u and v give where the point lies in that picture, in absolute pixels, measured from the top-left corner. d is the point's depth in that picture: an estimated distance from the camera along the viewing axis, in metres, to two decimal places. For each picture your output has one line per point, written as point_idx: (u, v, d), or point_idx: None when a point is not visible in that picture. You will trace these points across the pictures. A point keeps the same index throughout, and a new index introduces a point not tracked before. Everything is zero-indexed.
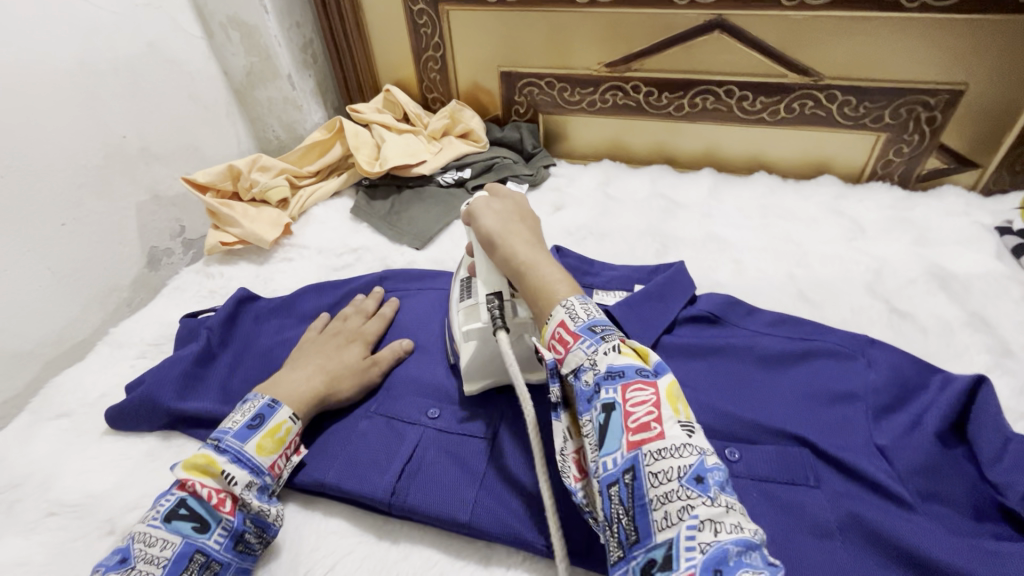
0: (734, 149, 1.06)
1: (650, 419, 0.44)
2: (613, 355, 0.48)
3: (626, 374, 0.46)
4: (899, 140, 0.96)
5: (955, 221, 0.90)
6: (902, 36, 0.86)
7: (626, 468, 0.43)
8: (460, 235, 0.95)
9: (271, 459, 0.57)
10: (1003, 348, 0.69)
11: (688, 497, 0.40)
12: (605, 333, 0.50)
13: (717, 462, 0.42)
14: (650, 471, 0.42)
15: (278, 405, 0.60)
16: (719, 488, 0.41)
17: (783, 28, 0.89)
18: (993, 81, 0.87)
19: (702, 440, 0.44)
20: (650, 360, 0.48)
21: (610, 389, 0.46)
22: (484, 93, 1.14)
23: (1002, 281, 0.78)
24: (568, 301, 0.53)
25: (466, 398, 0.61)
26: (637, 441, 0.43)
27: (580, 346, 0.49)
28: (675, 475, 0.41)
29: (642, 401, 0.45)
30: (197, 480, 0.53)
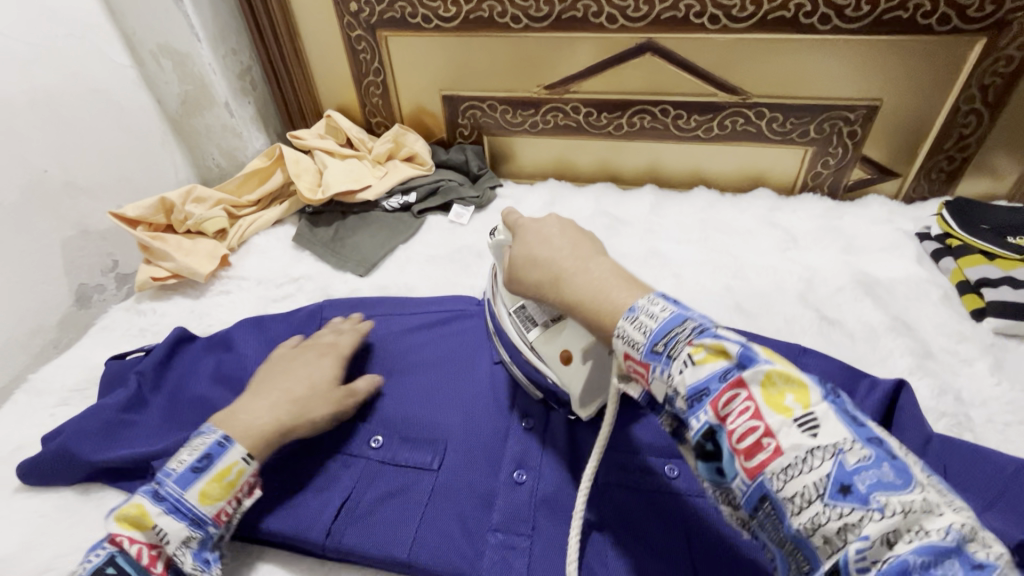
0: (674, 165, 1.09)
1: (760, 435, 0.37)
2: (691, 372, 0.40)
3: (711, 390, 0.39)
4: (825, 153, 1.01)
5: (879, 229, 0.94)
6: (818, 57, 0.90)
7: (759, 499, 0.37)
8: (405, 260, 0.95)
9: (217, 507, 0.54)
10: (924, 350, 0.72)
11: (840, 515, 0.33)
12: (671, 347, 0.41)
13: (861, 456, 0.34)
14: (785, 496, 0.35)
15: (230, 444, 0.56)
16: (878, 491, 0.33)
17: (709, 49, 0.92)
18: (905, 96, 0.92)
19: (835, 431, 0.36)
20: (730, 353, 0.39)
21: (700, 417, 0.39)
22: (428, 115, 1.14)
23: (923, 285, 0.82)
24: (619, 326, 0.45)
25: (588, 410, 0.55)
26: (757, 468, 0.36)
27: (655, 373, 0.42)
28: (815, 493, 0.34)
29: (741, 414, 0.38)
30: (127, 534, 0.50)
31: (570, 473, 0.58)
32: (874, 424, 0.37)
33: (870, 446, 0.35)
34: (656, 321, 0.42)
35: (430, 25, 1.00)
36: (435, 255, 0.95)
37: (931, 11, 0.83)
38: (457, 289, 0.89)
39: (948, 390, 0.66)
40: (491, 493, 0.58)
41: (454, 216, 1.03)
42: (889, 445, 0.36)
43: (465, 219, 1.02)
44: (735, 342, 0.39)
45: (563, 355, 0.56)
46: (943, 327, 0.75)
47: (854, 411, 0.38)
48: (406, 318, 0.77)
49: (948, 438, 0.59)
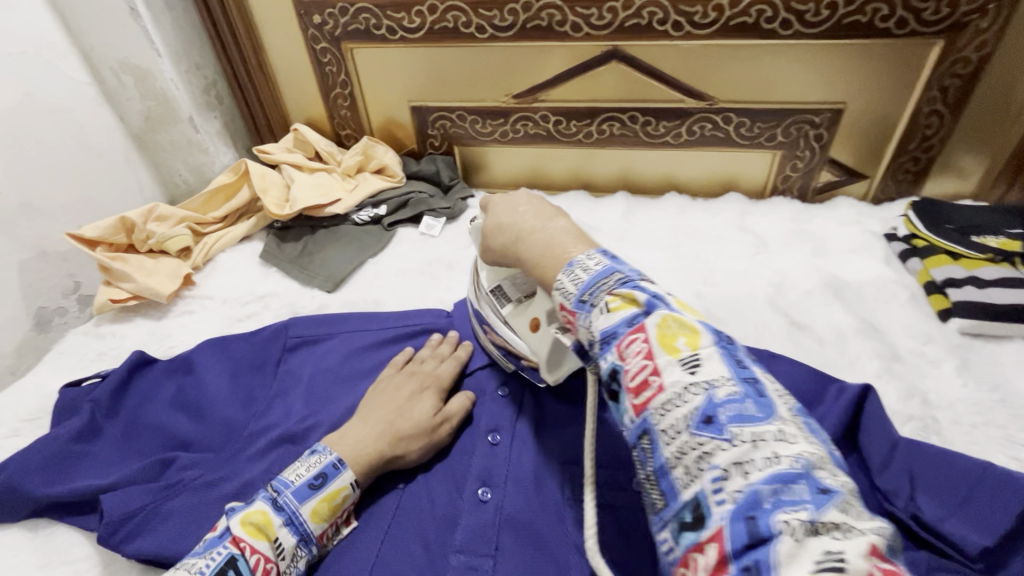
0: (646, 172, 1.09)
1: (648, 372, 0.41)
2: (604, 317, 0.44)
3: (618, 334, 0.43)
4: (793, 156, 1.01)
5: (847, 231, 0.94)
6: (781, 61, 0.91)
7: (641, 434, 0.40)
8: (374, 274, 0.93)
9: (321, 528, 0.54)
10: (891, 352, 0.72)
11: (701, 444, 0.37)
12: (595, 296, 0.46)
13: (730, 392, 0.38)
14: (660, 428, 0.39)
15: (343, 467, 0.56)
16: (735, 422, 0.37)
17: (674, 55, 0.93)
18: (868, 98, 0.93)
19: (713, 369, 0.39)
20: (640, 301, 0.44)
21: (607, 356, 0.43)
22: (398, 127, 1.13)
23: (891, 286, 0.82)
24: (558, 280, 0.50)
25: (555, 375, 0.59)
26: (642, 403, 0.40)
27: (580, 320, 0.47)
28: (683, 425, 0.38)
29: (637, 354, 0.42)
30: (251, 542, 0.50)
31: (534, 492, 0.57)
32: (759, 371, 0.41)
33: (742, 384, 0.39)
34: (586, 274, 0.47)
35: (395, 36, 0.99)
36: (405, 268, 0.94)
37: (889, 15, 0.84)
38: (427, 302, 0.88)
39: (915, 393, 0.66)
40: (455, 513, 0.57)
41: (424, 228, 1.01)
42: (767, 388, 0.40)
43: (435, 231, 1.01)
44: (645, 292, 0.44)
45: (532, 324, 0.59)
46: (911, 329, 0.75)
47: (741, 358, 0.41)
48: (373, 337, 0.75)
49: (915, 442, 0.58)
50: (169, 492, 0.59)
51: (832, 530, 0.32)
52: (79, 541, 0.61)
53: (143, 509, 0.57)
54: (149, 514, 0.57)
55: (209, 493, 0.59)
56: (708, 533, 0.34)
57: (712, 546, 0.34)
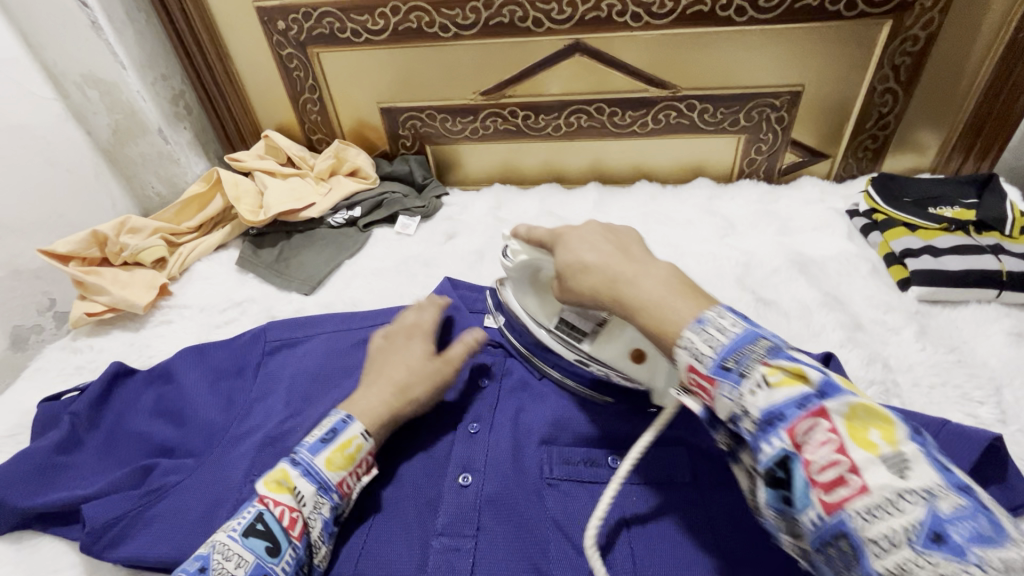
0: (616, 162, 1.11)
1: (844, 469, 0.35)
2: (764, 395, 0.38)
3: (787, 414, 0.37)
4: (757, 139, 1.04)
5: (811, 210, 0.97)
6: (739, 48, 0.93)
7: (835, 535, 0.34)
8: (351, 275, 0.94)
9: (339, 476, 0.56)
10: (854, 322, 0.74)
11: (934, 565, 0.31)
12: (743, 366, 0.40)
13: (957, 505, 0.32)
14: (868, 537, 0.33)
15: (351, 420, 0.59)
16: (977, 544, 0.31)
17: (634, 45, 0.95)
18: (825, 80, 0.96)
19: (928, 474, 0.33)
20: (810, 380, 0.38)
21: (775, 441, 0.38)
22: (369, 129, 1.14)
23: (853, 259, 0.85)
24: (684, 337, 0.43)
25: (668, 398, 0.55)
26: (835, 501, 0.35)
27: (722, 390, 0.41)
28: (903, 538, 0.32)
29: (823, 444, 0.36)
30: (273, 496, 0.53)
31: (510, 473, 0.59)
32: (964, 475, 0.35)
33: (963, 494, 0.33)
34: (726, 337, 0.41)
35: (361, 39, 1.00)
36: (382, 267, 0.95)
37: None
38: (405, 299, 0.89)
39: (876, 359, 0.69)
40: (438, 498, 0.59)
41: (400, 228, 1.03)
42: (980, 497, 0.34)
43: (411, 230, 1.02)
44: (815, 369, 0.38)
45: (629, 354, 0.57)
46: (872, 300, 0.78)
47: (941, 457, 0.36)
48: (352, 336, 0.76)
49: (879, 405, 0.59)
50: (152, 497, 0.60)
51: None
52: (62, 552, 0.62)
53: (126, 515, 0.59)
54: (134, 518, 0.59)
55: (190, 494, 0.60)
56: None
57: None
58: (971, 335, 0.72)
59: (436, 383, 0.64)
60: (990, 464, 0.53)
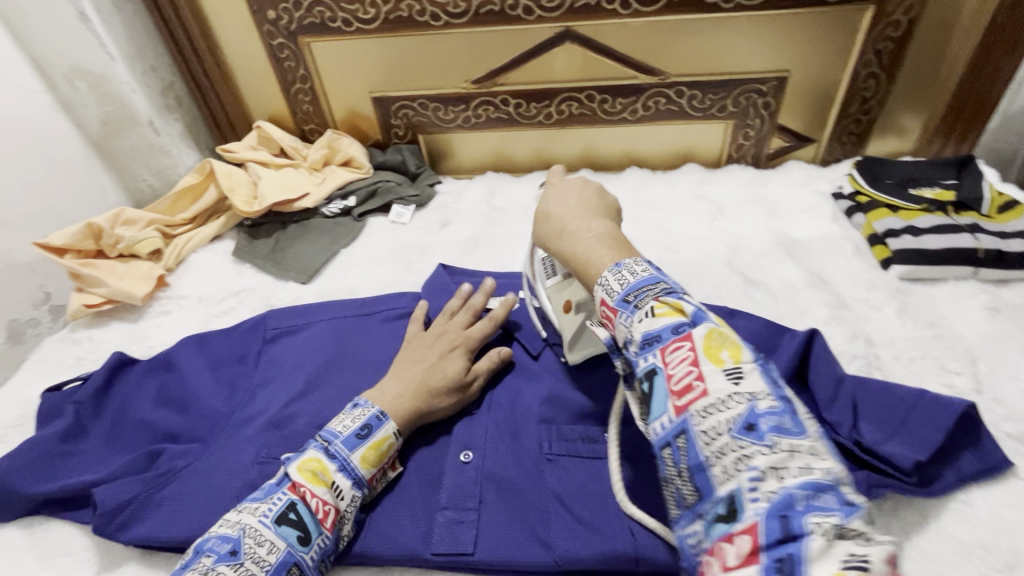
0: (607, 148, 1.12)
1: (693, 377, 0.42)
2: (648, 321, 0.46)
3: (662, 338, 0.44)
4: (745, 125, 1.05)
5: (798, 193, 1.00)
6: (726, 33, 0.95)
7: (677, 432, 0.41)
8: (347, 263, 0.95)
9: (371, 472, 0.58)
10: (838, 301, 0.77)
11: (741, 447, 0.38)
12: (639, 299, 0.47)
13: (770, 405, 0.40)
14: (701, 430, 0.40)
15: (386, 418, 0.60)
16: (775, 433, 0.38)
17: (623, 32, 0.96)
18: (810, 66, 0.98)
19: (755, 383, 0.41)
20: (687, 313, 0.45)
21: (649, 357, 0.45)
22: (362, 119, 1.14)
23: (837, 240, 0.87)
24: (603, 277, 0.51)
25: (623, 413, 0.55)
26: (684, 405, 0.42)
27: (620, 319, 0.48)
28: (725, 428, 0.39)
29: (682, 360, 0.43)
30: (309, 487, 0.54)
31: (510, 450, 0.61)
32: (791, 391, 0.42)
33: (781, 401, 0.40)
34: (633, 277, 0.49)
35: (352, 28, 1.01)
36: (378, 256, 0.96)
37: None
38: (402, 287, 0.90)
39: (859, 335, 0.72)
40: (440, 475, 0.61)
41: (394, 217, 1.03)
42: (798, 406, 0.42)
43: (406, 218, 1.03)
44: (693, 304, 0.46)
45: None
46: (855, 279, 0.81)
47: (776, 377, 0.43)
48: (351, 323, 0.78)
49: (860, 377, 0.62)
50: (162, 480, 0.61)
51: (856, 536, 0.34)
52: (73, 534, 0.64)
53: (138, 497, 0.60)
54: (145, 500, 0.60)
55: (201, 477, 0.62)
56: (742, 525, 0.36)
57: (745, 536, 0.36)
58: (949, 310, 0.75)
59: (436, 366, 0.65)
60: (964, 431, 0.56)
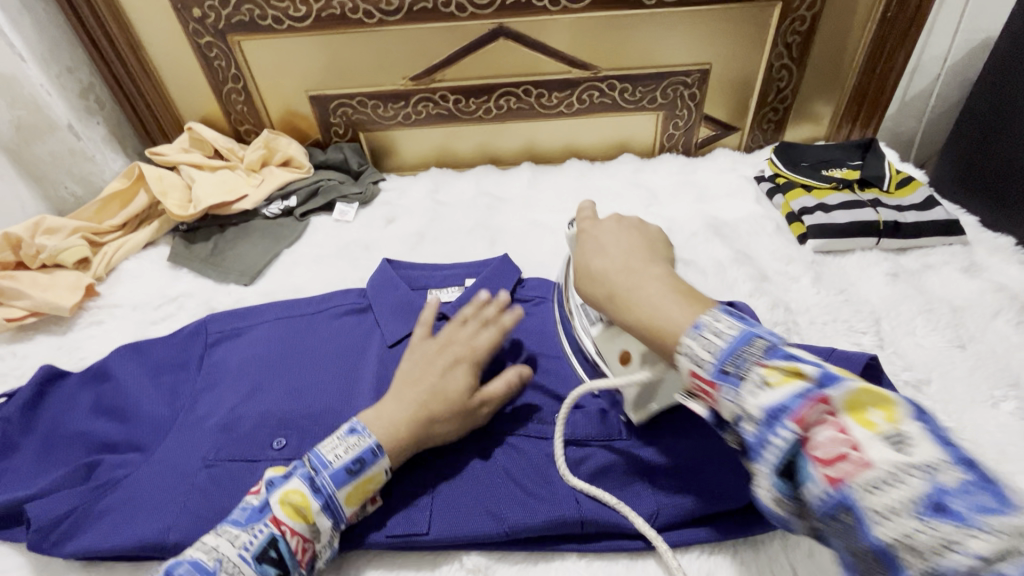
0: (547, 142, 1.16)
1: (845, 446, 0.34)
2: (761, 393, 0.37)
3: (788, 407, 0.36)
4: (674, 116, 1.11)
5: (725, 178, 1.06)
6: (651, 29, 1.00)
7: (840, 509, 0.33)
8: (291, 263, 0.94)
9: (352, 509, 0.56)
10: (761, 275, 0.83)
11: (938, 530, 0.30)
12: (740, 367, 0.39)
13: (960, 475, 0.30)
14: (871, 508, 0.32)
15: (381, 454, 0.56)
16: (981, 512, 0.29)
17: (554, 28, 0.99)
18: (729, 59, 1.04)
19: (930, 450, 0.32)
20: (808, 375, 0.37)
21: (782, 432, 0.36)
22: (300, 118, 1.13)
23: (760, 220, 0.94)
24: (682, 343, 0.42)
25: (639, 414, 0.56)
26: (837, 477, 0.33)
27: (721, 393, 0.39)
28: (906, 509, 0.31)
29: (824, 426, 0.35)
30: (290, 523, 0.52)
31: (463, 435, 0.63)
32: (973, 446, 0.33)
33: (967, 467, 0.31)
34: (723, 340, 0.40)
35: (283, 26, 0.99)
36: (323, 254, 0.96)
37: None
38: (348, 284, 0.90)
39: (780, 304, 0.78)
40: None
41: (338, 215, 1.03)
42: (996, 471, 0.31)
43: (349, 216, 1.03)
44: (811, 363, 0.37)
45: (623, 355, 0.54)
46: (776, 253, 0.87)
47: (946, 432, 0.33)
48: (298, 321, 0.78)
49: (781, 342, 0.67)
50: (102, 491, 0.60)
51: None
52: (7, 553, 0.62)
53: (77, 509, 0.59)
54: (85, 511, 0.59)
55: (143, 484, 0.60)
56: None
57: None
58: (857, 278, 0.83)
59: (441, 379, 0.61)
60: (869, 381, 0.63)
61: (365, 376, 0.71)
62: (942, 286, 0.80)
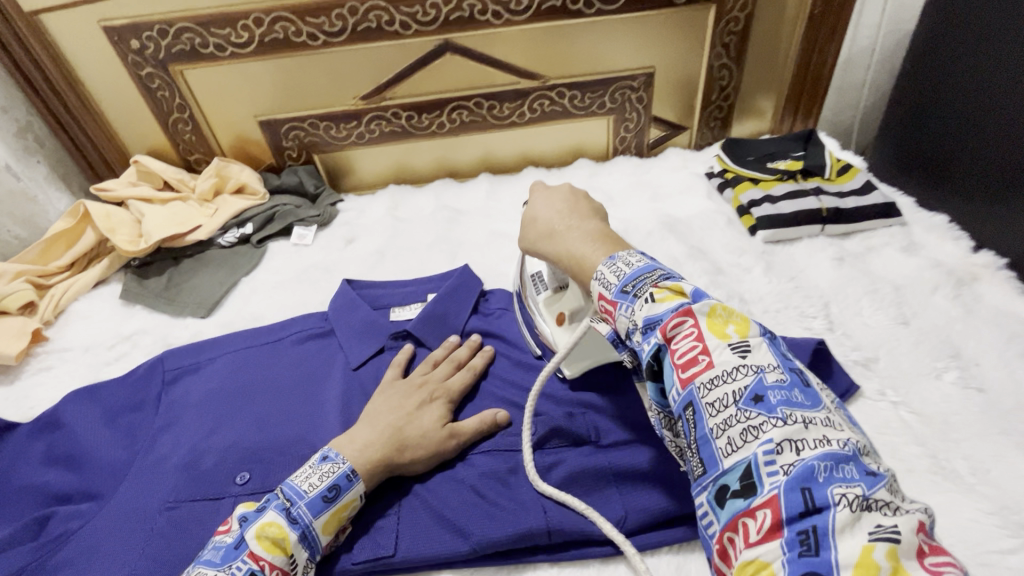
0: (504, 152, 1.17)
1: (700, 353, 0.45)
2: (648, 306, 0.49)
3: (663, 319, 0.47)
4: (624, 119, 1.14)
5: (677, 176, 1.09)
6: (594, 37, 1.02)
7: (686, 404, 0.45)
8: (250, 292, 0.93)
9: (328, 539, 0.55)
10: (715, 268, 0.86)
11: (749, 419, 0.42)
12: (638, 288, 0.50)
13: (778, 378, 0.43)
14: (707, 402, 0.44)
15: (356, 478, 0.57)
16: (784, 405, 0.42)
17: (500, 41, 1.01)
18: (671, 61, 1.08)
19: (762, 357, 0.44)
20: (687, 294, 0.48)
21: (652, 340, 0.48)
22: (252, 144, 1.11)
23: (712, 215, 0.97)
24: (599, 271, 0.54)
25: (574, 368, 0.64)
26: (688, 378, 0.45)
27: (620, 310, 0.51)
28: (733, 399, 0.43)
29: (687, 336, 0.46)
30: (269, 558, 0.51)
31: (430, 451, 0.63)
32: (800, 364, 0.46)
33: (789, 374, 0.44)
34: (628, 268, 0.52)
35: (226, 53, 0.98)
36: (282, 279, 0.95)
37: None
38: (310, 308, 0.89)
39: (734, 296, 0.81)
40: None
41: (297, 239, 1.02)
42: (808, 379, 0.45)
43: (308, 239, 1.02)
44: (689, 284, 0.49)
45: (557, 314, 0.68)
46: (728, 246, 0.90)
47: (784, 351, 0.47)
48: (259, 351, 0.77)
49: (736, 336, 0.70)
50: (53, 545, 0.58)
51: (884, 507, 0.37)
52: None
53: (30, 565, 0.57)
54: (38, 567, 0.57)
55: (99, 532, 0.58)
56: (760, 500, 0.39)
57: (763, 512, 0.39)
58: (805, 265, 0.86)
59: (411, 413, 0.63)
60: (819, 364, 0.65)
61: (329, 401, 0.71)
62: (884, 267, 0.84)
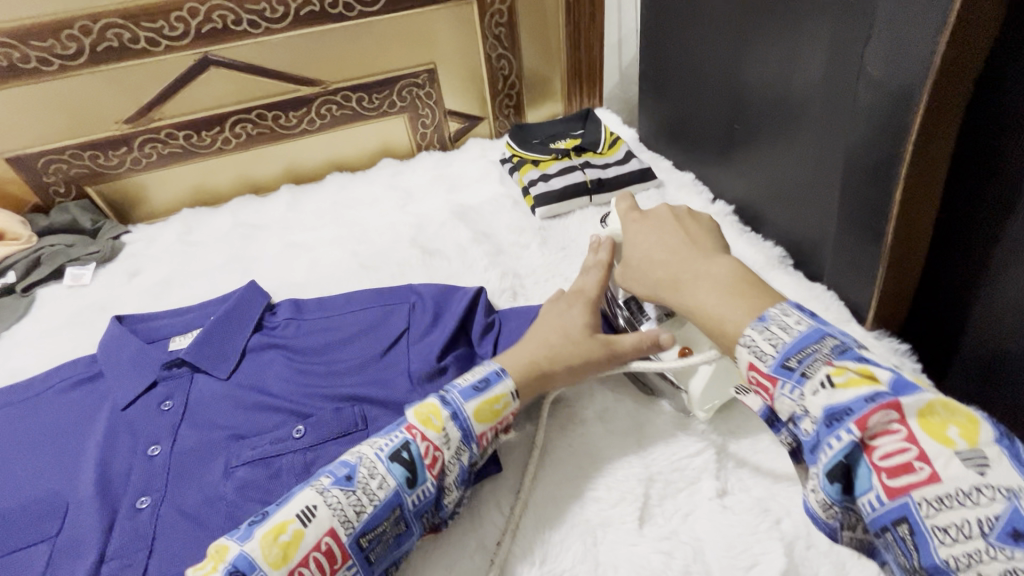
0: (304, 161, 1.15)
1: (912, 455, 0.35)
2: (826, 395, 0.39)
3: (854, 409, 0.37)
4: (418, 116, 1.17)
5: (474, 165, 1.14)
6: (363, 38, 1.04)
7: (897, 519, 0.35)
8: (11, 346, 0.85)
9: (482, 428, 0.56)
10: (497, 249, 0.92)
11: (1009, 559, 0.32)
12: (805, 363, 0.41)
13: None
14: (933, 523, 0.34)
15: (504, 374, 0.59)
16: None
17: (265, 50, 1.00)
18: (448, 56, 1.12)
19: (1011, 475, 0.33)
20: (880, 379, 0.38)
21: (844, 435, 0.37)
22: (7, 184, 1.01)
23: (500, 199, 1.03)
24: (746, 334, 0.44)
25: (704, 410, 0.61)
26: (898, 484, 0.35)
27: (781, 388, 0.42)
28: (976, 530, 0.33)
29: (887, 432, 0.36)
30: (419, 427, 0.54)
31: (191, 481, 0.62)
32: None
33: None
34: (790, 334, 0.42)
35: None
36: (51, 327, 0.87)
37: None
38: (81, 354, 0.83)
39: (508, 273, 0.87)
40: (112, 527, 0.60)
41: (71, 280, 0.95)
42: None
43: (85, 279, 0.95)
44: (882, 366, 0.39)
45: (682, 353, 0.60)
46: (511, 227, 0.96)
47: None
48: (18, 409, 0.72)
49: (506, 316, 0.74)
50: None
51: None
52: None
53: None
54: None
55: None
56: None
57: None
58: (577, 235, 0.94)
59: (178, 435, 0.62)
60: None
61: (89, 449, 0.67)
62: None
